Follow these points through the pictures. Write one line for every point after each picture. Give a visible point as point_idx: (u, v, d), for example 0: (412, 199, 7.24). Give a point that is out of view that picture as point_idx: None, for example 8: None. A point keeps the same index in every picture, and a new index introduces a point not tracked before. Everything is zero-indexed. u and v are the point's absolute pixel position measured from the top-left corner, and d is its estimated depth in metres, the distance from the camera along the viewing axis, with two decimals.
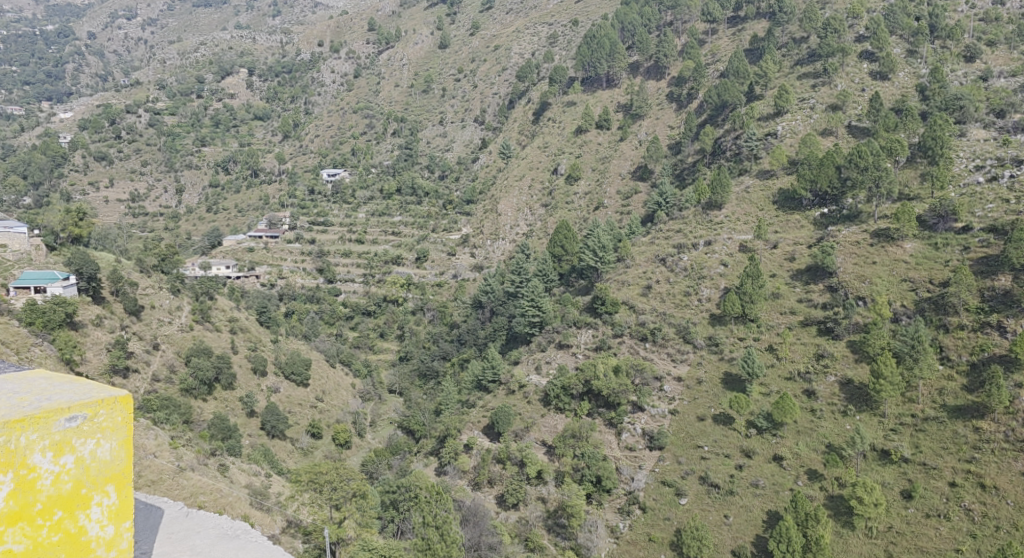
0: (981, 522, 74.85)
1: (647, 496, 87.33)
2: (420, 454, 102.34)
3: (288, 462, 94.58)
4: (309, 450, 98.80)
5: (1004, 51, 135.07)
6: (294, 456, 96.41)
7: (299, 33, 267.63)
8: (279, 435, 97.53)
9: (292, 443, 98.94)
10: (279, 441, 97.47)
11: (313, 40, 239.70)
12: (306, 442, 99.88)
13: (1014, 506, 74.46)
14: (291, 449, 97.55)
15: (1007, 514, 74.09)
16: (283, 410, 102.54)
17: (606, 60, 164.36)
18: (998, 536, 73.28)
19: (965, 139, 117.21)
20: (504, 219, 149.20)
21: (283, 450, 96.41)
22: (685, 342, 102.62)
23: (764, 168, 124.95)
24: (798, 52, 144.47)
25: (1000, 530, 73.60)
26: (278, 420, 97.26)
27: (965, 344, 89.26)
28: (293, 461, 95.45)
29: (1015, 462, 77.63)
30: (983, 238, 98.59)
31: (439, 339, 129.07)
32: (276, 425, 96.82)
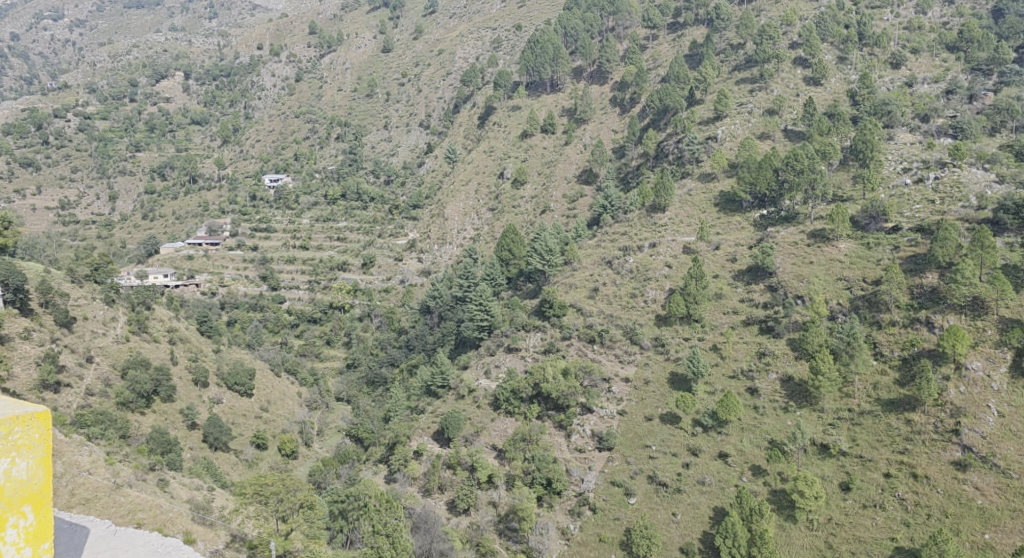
0: (914, 511, 78.76)
1: (597, 497, 88.54)
2: (369, 462, 101.73)
3: (232, 474, 93.46)
4: (254, 462, 97.62)
5: (927, 59, 141.92)
6: (238, 468, 95.28)
7: (237, 35, 262.67)
8: (222, 447, 96.13)
9: (236, 455, 97.54)
10: (222, 453, 96.06)
11: (252, 43, 236.09)
12: (251, 453, 98.61)
13: (944, 494, 78.70)
14: (236, 461, 96.29)
15: (938, 502, 78.30)
16: (226, 422, 100.84)
17: (550, 65, 165.57)
18: (930, 524, 77.40)
19: (893, 142, 121.44)
20: (450, 223, 149.07)
21: (226, 462, 95.17)
22: (632, 343, 103.99)
23: (705, 171, 127.21)
24: (736, 58, 147.52)
25: (931, 518, 77.73)
26: (221, 432, 95.78)
27: (896, 339, 92.51)
28: (237, 474, 94.33)
29: (944, 453, 81.64)
30: (912, 237, 102.53)
31: (388, 346, 128.40)
32: (218, 437, 95.41)
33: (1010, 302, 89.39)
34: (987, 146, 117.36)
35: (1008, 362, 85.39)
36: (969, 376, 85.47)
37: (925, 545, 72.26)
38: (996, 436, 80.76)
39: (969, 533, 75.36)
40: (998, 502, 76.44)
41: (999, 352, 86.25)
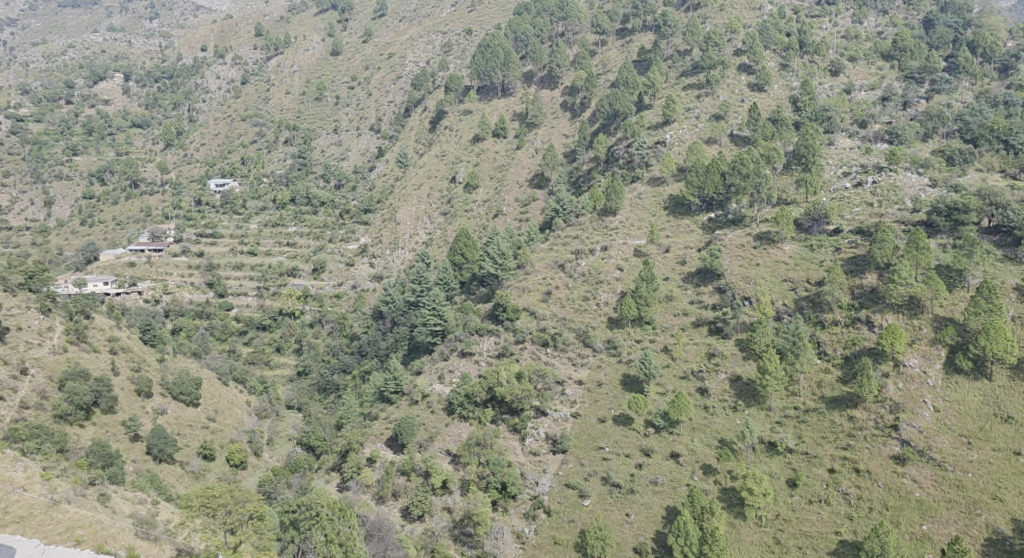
0: (857, 505, 81.54)
1: (552, 500, 89.23)
2: (321, 471, 100.72)
3: (177, 487, 92.51)
4: (201, 474, 96.53)
5: (863, 66, 146.44)
6: (184, 480, 94.28)
7: (180, 37, 257.64)
8: (167, 459, 94.82)
9: (182, 466, 96.21)
10: (167, 465, 94.82)
11: (196, 44, 231.76)
12: (198, 465, 97.21)
13: (884, 488, 81.64)
14: (181, 473, 95.05)
15: (879, 495, 81.20)
16: (171, 433, 99.18)
17: (500, 69, 166.07)
18: (871, 517, 80.30)
19: (834, 147, 124.77)
20: (402, 227, 148.50)
21: (171, 474, 94.05)
22: (585, 346, 104.87)
23: (655, 175, 128.93)
24: (683, 64, 149.85)
25: (873, 511, 80.61)
26: (166, 444, 94.37)
27: (839, 338, 95.29)
28: (182, 486, 93.32)
29: (884, 447, 84.63)
30: (852, 239, 105.97)
31: (339, 352, 127.15)
32: (163, 448, 93.98)
33: (944, 301, 93.47)
34: (921, 151, 121.92)
35: (943, 358, 89.37)
36: (907, 373, 89.00)
37: (868, 538, 74.89)
38: (932, 430, 84.40)
39: (908, 525, 78.72)
40: (935, 494, 80.06)
41: (934, 349, 90.26)
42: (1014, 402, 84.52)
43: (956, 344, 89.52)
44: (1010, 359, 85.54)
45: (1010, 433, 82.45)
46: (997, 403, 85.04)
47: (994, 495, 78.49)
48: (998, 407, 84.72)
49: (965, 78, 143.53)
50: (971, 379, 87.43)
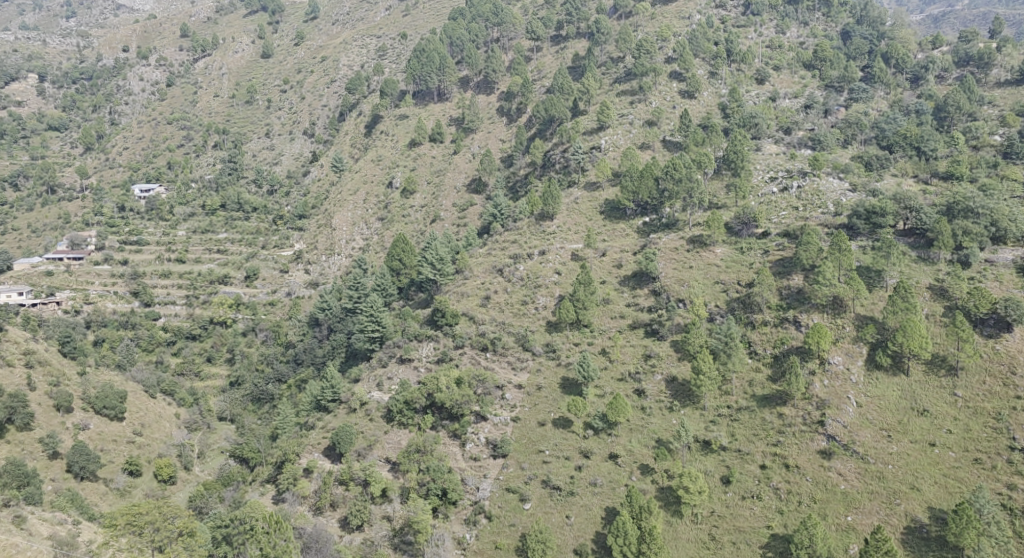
0: (786, 499, 85.59)
1: (492, 504, 90.08)
2: (255, 483, 99.16)
3: (100, 506, 91.26)
4: (126, 491, 94.98)
5: (787, 75, 151.08)
6: (107, 498, 92.89)
7: (99, 37, 249.43)
8: (90, 477, 93.24)
9: (106, 484, 94.66)
10: (90, 482, 93.22)
11: (117, 44, 224.66)
12: (123, 481, 95.62)
13: (812, 482, 85.98)
14: (105, 490, 93.64)
15: (807, 489, 85.51)
16: (93, 449, 97.02)
17: (436, 74, 165.78)
18: (801, 510, 84.50)
19: (761, 153, 128.18)
20: (338, 233, 146.84)
21: (94, 492, 92.64)
22: (524, 350, 105.71)
23: (590, 179, 130.38)
24: (616, 71, 151.89)
25: (802, 504, 84.83)
26: (88, 461, 92.90)
27: (768, 337, 98.89)
28: (106, 505, 92.10)
29: (812, 443, 88.93)
30: (779, 242, 109.87)
31: (274, 361, 124.93)
32: (85, 465, 92.50)
33: (865, 300, 98.42)
34: (841, 157, 126.71)
35: (864, 356, 94.35)
36: (832, 370, 93.59)
37: (798, 531, 79.84)
38: (855, 425, 89.22)
39: (834, 516, 83.43)
40: (858, 486, 84.99)
41: (856, 347, 95.11)
42: (929, 396, 90.31)
43: (875, 341, 94.59)
44: (925, 355, 91.17)
45: (925, 426, 88.16)
46: (914, 397, 90.64)
47: (912, 485, 83.98)
48: (914, 401, 90.31)
49: (880, 87, 148.64)
50: (890, 374, 92.72)
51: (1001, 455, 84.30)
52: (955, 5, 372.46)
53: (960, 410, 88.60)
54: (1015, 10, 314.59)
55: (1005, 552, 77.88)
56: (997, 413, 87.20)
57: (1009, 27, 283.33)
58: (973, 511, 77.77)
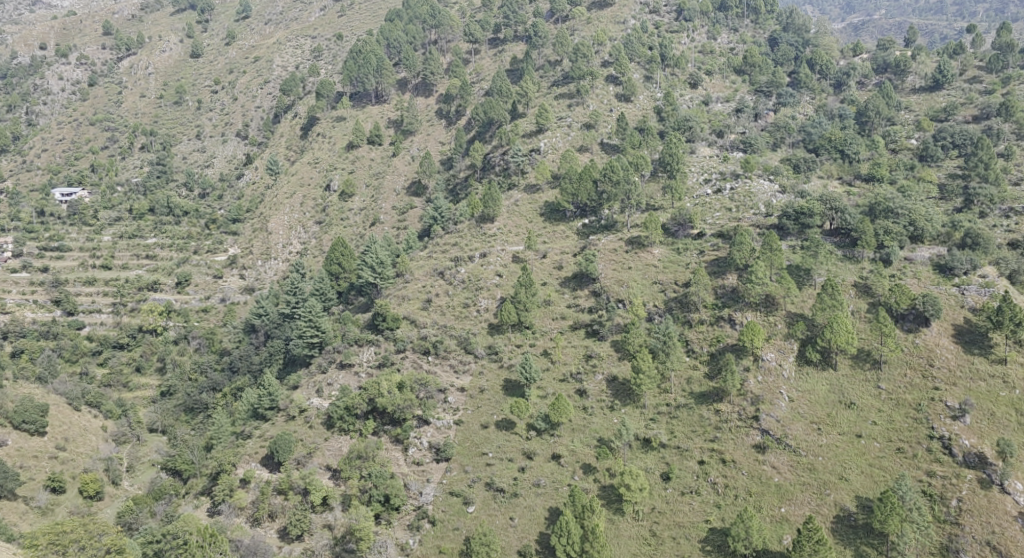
0: (723, 493, 88.82)
1: (436, 509, 90.88)
2: (189, 496, 96.79)
3: (19, 525, 89.25)
4: (48, 509, 92.89)
5: (719, 80, 154.22)
6: (28, 517, 90.85)
7: (13, 33, 239.01)
8: (8, 496, 91.05)
9: (26, 502, 92.33)
10: (8, 502, 90.95)
11: (32, 41, 213.28)
12: (46, 499, 93.44)
13: (748, 476, 89.33)
14: (25, 509, 91.47)
15: (743, 483, 88.79)
16: (12, 467, 94.29)
17: (373, 76, 164.22)
18: (737, 503, 87.79)
19: (695, 155, 130.49)
20: (274, 237, 144.33)
21: (13, 512, 90.46)
22: (466, 352, 106.30)
23: (530, 182, 131.02)
24: (554, 74, 152.81)
25: (738, 498, 88.12)
26: (7, 479, 90.71)
27: (705, 336, 101.76)
28: (26, 524, 90.09)
29: (747, 437, 92.24)
30: (714, 242, 112.37)
31: (208, 370, 122.05)
32: (3, 485, 90.36)
33: (794, 298, 102.56)
34: (771, 159, 129.94)
35: (795, 351, 98.11)
36: (765, 366, 97.06)
37: (735, 524, 82.79)
38: (787, 418, 92.83)
39: (768, 508, 86.81)
40: (791, 478, 88.53)
41: (787, 343, 98.84)
42: (855, 389, 94.52)
43: (806, 338, 98.40)
44: (851, 350, 95.28)
45: (852, 418, 92.18)
46: (842, 390, 94.76)
47: (841, 475, 87.91)
48: (841, 394, 94.37)
49: (806, 93, 152.51)
50: (819, 369, 96.74)
51: (921, 444, 88.79)
52: (874, 14, 386.21)
53: (884, 402, 92.94)
54: (927, 20, 328.17)
55: (926, 537, 81.95)
56: (917, 404, 91.83)
57: (922, 35, 295.24)
58: (897, 499, 81.55)
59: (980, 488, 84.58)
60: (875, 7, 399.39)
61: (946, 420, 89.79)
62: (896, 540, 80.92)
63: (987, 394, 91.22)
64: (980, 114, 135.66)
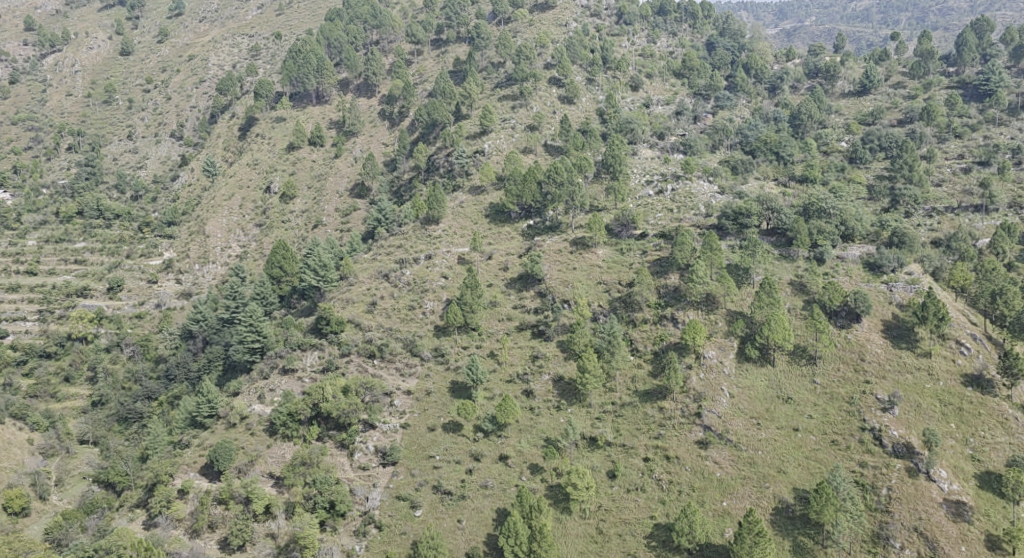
0: (667, 489, 90.71)
1: (382, 513, 90.80)
2: (123, 509, 93.24)
3: None
4: None
5: (659, 83, 156.79)
6: None
7: None
8: None
9: None
10: None
11: None
12: None
13: (691, 471, 91.36)
14: None
15: (687, 479, 90.84)
16: None
17: (314, 76, 161.53)
18: (681, 498, 89.86)
19: (637, 157, 132.46)
20: (212, 240, 140.22)
21: None
22: (412, 355, 105.64)
23: (475, 184, 130.92)
24: (497, 76, 153.05)
25: (682, 493, 90.17)
26: None
27: (648, 335, 103.51)
28: None
29: (690, 434, 94.29)
30: (656, 243, 114.24)
31: (142, 378, 118.21)
32: None
33: (734, 297, 105.18)
34: (710, 161, 132.73)
35: (735, 348, 100.63)
36: (707, 363, 99.18)
37: (679, 518, 85.00)
38: (728, 414, 95.11)
39: (711, 502, 89.07)
40: (732, 472, 90.89)
41: (728, 341, 101.28)
42: (792, 384, 97.41)
43: (745, 335, 101.14)
44: (788, 347, 98.12)
45: (789, 412, 94.96)
46: (779, 386, 97.51)
47: (779, 468, 90.56)
48: (779, 390, 97.12)
49: (742, 96, 156.26)
50: (758, 365, 99.38)
51: (854, 436, 92.00)
52: (804, 21, 398.95)
53: (818, 396, 96.03)
54: (854, 27, 341.60)
55: (859, 525, 85.08)
56: (850, 398, 95.12)
57: (849, 42, 306.78)
58: (831, 489, 84.64)
59: (908, 476, 88.05)
60: (805, 15, 412.80)
61: (877, 413, 93.20)
62: (831, 529, 83.93)
63: (914, 386, 95.04)
64: (904, 118, 141.68)
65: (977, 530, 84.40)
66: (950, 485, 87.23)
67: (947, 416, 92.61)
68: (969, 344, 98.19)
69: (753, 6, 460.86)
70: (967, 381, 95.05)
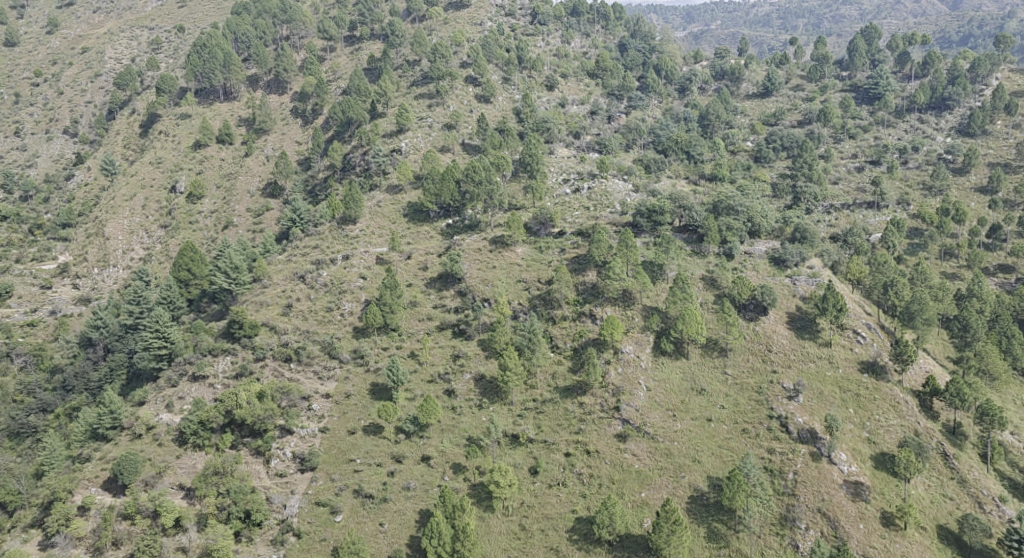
0: (588, 483, 92.37)
1: (301, 521, 89.03)
2: (17, 530, 87.17)
3: None
4: None
5: (574, 83, 159.10)
6: None
7: None
8: None
9: None
10: None
11: None
12: None
13: (611, 464, 93.26)
14: None
15: (606, 472, 92.70)
16: None
17: (220, 71, 155.76)
18: (601, 491, 91.65)
19: (554, 156, 133.93)
20: (112, 243, 133.40)
21: None
22: (330, 358, 103.57)
23: (392, 183, 129.31)
24: (413, 74, 151.68)
25: (602, 486, 91.98)
26: None
27: (568, 331, 104.94)
28: None
29: (610, 427, 96.18)
30: (574, 240, 115.83)
31: (36, 390, 111.11)
32: None
33: (649, 292, 107.79)
34: (625, 159, 135.78)
35: (651, 343, 103.33)
36: (624, 358, 101.44)
37: (600, 511, 86.80)
38: (645, 407, 97.59)
39: (630, 494, 91.27)
40: (650, 464, 93.33)
41: (644, 336, 103.83)
42: (705, 376, 100.74)
43: (660, 330, 103.92)
44: (701, 340, 101.44)
45: (702, 403, 98.22)
46: (693, 378, 100.71)
47: (694, 458, 93.59)
48: (693, 382, 100.30)
49: (654, 97, 160.50)
50: (673, 359, 102.38)
51: (763, 424, 95.95)
52: (710, 25, 412.88)
53: (730, 387, 99.68)
54: (757, 31, 355.91)
55: (767, 509, 89.16)
56: (758, 387, 99.19)
57: (752, 46, 319.76)
58: (742, 476, 88.22)
59: (812, 460, 92.52)
60: (709, 19, 427.09)
61: (783, 401, 97.52)
62: (742, 514, 87.51)
63: (816, 374, 99.91)
64: (804, 119, 148.86)
65: (873, 508, 89.54)
66: (850, 467, 92.13)
67: (846, 402, 97.71)
68: (865, 333, 103.95)
69: (659, 10, 474.21)
70: (863, 368, 100.60)
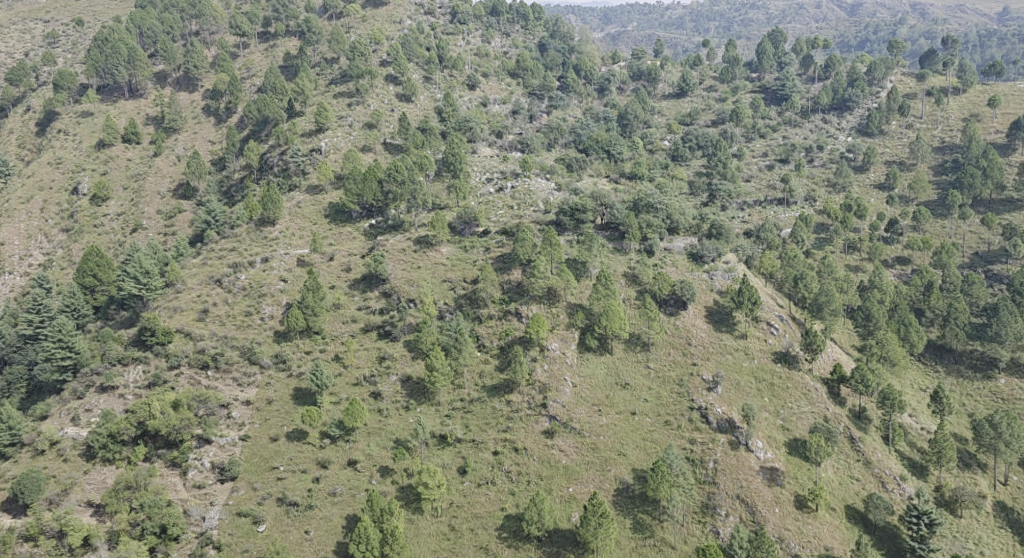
0: (516, 480, 92.71)
1: (221, 533, 86.13)
2: None
3: None
4: None
5: (495, 82, 159.52)
6: None
7: None
8: None
9: None
10: None
11: None
12: None
13: (539, 461, 93.89)
14: None
15: (534, 469, 93.28)
16: None
17: (125, 67, 148.95)
18: (530, 488, 92.10)
19: (476, 155, 133.74)
20: (8, 248, 125.37)
21: None
22: (251, 363, 100.43)
23: (312, 183, 126.49)
24: (331, 72, 148.72)
25: (530, 483, 92.46)
26: None
27: (494, 330, 105.08)
28: None
29: (537, 424, 96.83)
30: (498, 239, 115.97)
31: None
32: None
33: (574, 289, 109.03)
34: (547, 158, 136.95)
35: (576, 340, 104.54)
36: (551, 355, 102.35)
37: (528, 508, 87.28)
38: (572, 403, 98.66)
39: (558, 489, 92.10)
40: (577, 459, 94.42)
41: (569, 333, 104.98)
42: (629, 370, 102.64)
43: (585, 326, 105.19)
44: (624, 335, 103.30)
45: (627, 397, 100.01)
46: (617, 372, 102.46)
47: (619, 451, 95.13)
48: (617, 376, 102.04)
49: (574, 96, 162.61)
50: (597, 354, 103.87)
51: (684, 415, 98.36)
52: (625, 27, 421.12)
53: (652, 380, 101.85)
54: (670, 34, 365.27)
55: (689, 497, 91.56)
56: (679, 380, 101.68)
57: (667, 47, 328.20)
58: (666, 467, 90.29)
59: (731, 448, 95.33)
60: (625, 21, 434.85)
61: (703, 392, 100.25)
62: (667, 504, 89.61)
63: (733, 365, 103.20)
64: (717, 119, 153.79)
65: (788, 492, 93.02)
66: (765, 453, 95.43)
67: (762, 391, 101.28)
68: (778, 325, 108.10)
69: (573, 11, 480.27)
70: (777, 358, 104.58)
